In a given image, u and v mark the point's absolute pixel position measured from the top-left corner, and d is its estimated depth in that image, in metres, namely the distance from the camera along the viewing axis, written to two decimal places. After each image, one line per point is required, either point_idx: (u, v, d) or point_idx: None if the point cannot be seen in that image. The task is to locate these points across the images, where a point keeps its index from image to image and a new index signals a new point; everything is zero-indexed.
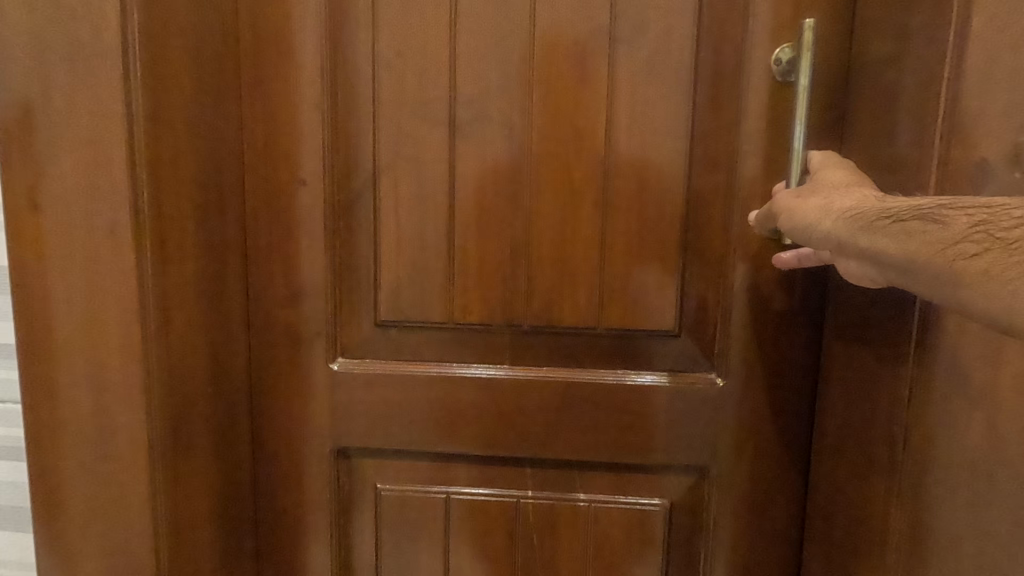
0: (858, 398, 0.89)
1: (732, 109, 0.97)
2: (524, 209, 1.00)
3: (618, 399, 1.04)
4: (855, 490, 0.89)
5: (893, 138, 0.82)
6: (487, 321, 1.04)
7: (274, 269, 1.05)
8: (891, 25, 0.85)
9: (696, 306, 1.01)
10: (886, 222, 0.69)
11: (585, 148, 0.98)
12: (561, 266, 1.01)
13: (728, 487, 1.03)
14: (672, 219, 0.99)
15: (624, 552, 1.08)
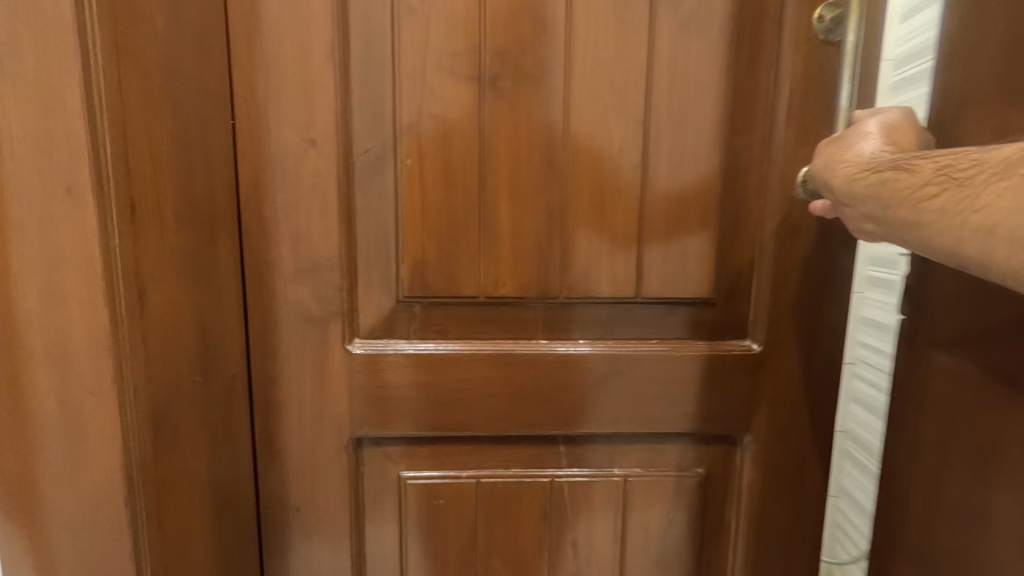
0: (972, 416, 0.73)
1: (776, 70, 0.93)
2: (557, 173, 0.94)
3: (655, 371, 1.01)
4: None
5: None
6: (521, 294, 0.98)
7: (275, 240, 0.92)
8: None
9: (732, 275, 0.99)
10: (868, 174, 0.71)
11: (621, 110, 0.93)
12: (595, 234, 0.96)
13: (760, 454, 1.04)
14: (710, 185, 0.96)
15: (658, 525, 1.07)
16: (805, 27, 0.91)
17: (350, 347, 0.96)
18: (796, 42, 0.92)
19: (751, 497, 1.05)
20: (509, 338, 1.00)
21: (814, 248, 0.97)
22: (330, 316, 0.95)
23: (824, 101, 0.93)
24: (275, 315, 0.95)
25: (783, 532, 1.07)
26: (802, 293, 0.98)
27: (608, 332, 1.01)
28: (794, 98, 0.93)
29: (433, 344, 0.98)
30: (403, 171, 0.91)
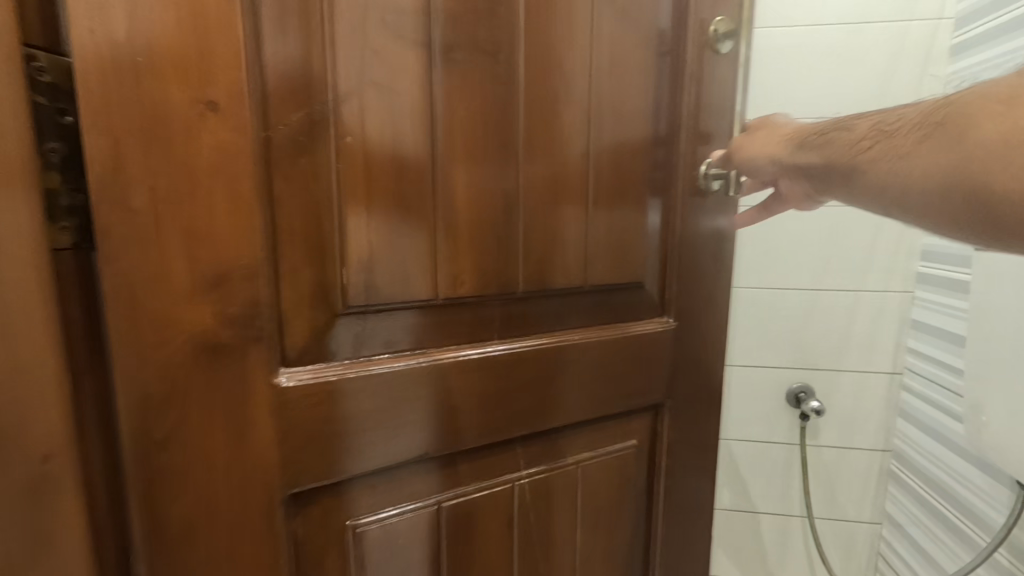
0: None
1: (699, 70, 0.94)
2: (512, 153, 0.80)
3: (598, 358, 0.95)
4: None
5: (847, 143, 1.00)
6: (483, 293, 0.82)
7: (148, 251, 0.54)
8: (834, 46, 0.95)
9: (647, 251, 0.97)
10: (820, 138, 0.82)
11: (573, 94, 0.84)
12: (549, 223, 0.86)
13: (678, 418, 1.07)
14: (643, 173, 0.94)
15: (603, 505, 1.04)
16: (706, 31, 0.93)
17: (283, 386, 0.65)
18: (701, 42, 0.93)
19: (679, 463, 1.09)
20: (469, 343, 0.83)
21: (719, 227, 1.02)
22: (242, 345, 0.61)
23: (723, 99, 0.98)
24: (160, 362, 0.56)
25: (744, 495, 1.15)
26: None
27: (558, 324, 0.92)
28: (703, 95, 0.95)
29: (383, 361, 0.74)
30: (341, 154, 0.67)
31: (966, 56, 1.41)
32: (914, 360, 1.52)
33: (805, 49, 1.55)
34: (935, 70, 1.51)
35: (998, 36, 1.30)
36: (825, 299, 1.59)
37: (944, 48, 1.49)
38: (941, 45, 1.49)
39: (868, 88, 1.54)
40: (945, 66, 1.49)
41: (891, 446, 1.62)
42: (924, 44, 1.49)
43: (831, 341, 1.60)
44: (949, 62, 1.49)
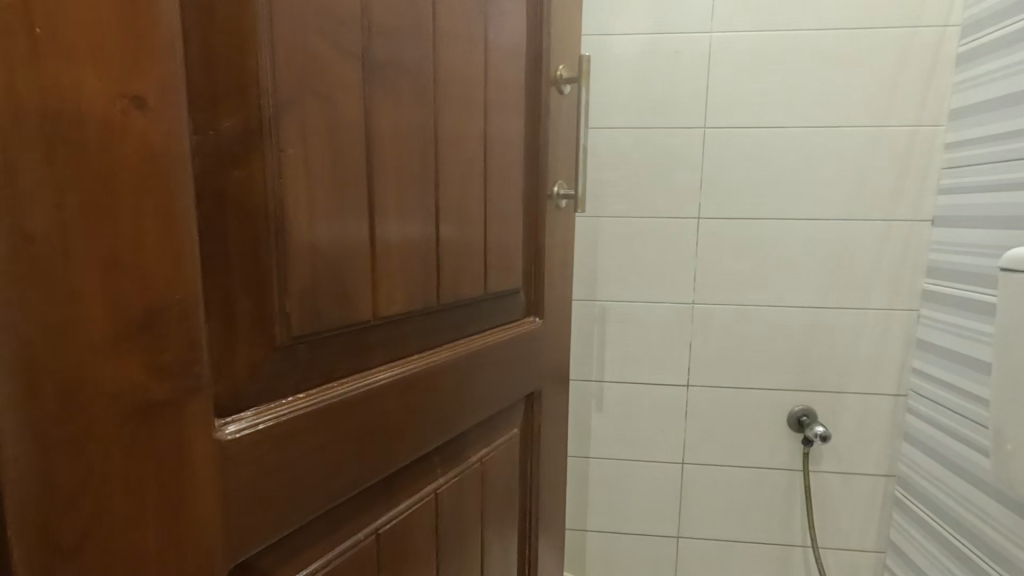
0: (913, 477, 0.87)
1: (560, 104, 0.61)
2: (430, 138, 0.43)
3: (485, 373, 0.53)
4: (845, 467, 0.93)
5: (658, 237, 0.92)
6: (412, 304, 0.43)
7: (36, 342, 0.22)
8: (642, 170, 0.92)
9: (513, 246, 0.56)
10: (532, 261, 0.61)
11: (472, 113, 0.48)
12: (433, 221, 0.44)
13: (552, 431, 0.68)
14: (518, 174, 0.56)
15: (498, 527, 0.59)
16: (550, 68, 0.59)
17: (229, 437, 0.30)
18: (535, 86, 0.57)
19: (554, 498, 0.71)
20: (407, 356, 0.44)
21: (564, 233, 0.65)
22: (191, 426, 0.28)
23: (560, 122, 0.61)
24: (91, 524, 0.24)
25: (807, 549, 0.95)
26: (846, 315, 0.90)
27: (462, 337, 0.51)
28: (551, 138, 0.60)
29: (339, 381, 0.38)
30: (286, 160, 0.32)
31: (961, 147, 0.82)
32: (910, 460, 0.89)
33: (771, 74, 0.88)
34: (927, 196, 0.86)
35: (989, 98, 0.77)
36: (836, 302, 0.90)
37: (939, 115, 0.85)
38: (945, 56, 0.84)
39: (854, 173, 0.88)
40: (939, 132, 0.85)
41: (896, 468, 0.91)
42: (911, 135, 0.86)
43: (832, 374, 0.91)
44: (946, 146, 0.85)
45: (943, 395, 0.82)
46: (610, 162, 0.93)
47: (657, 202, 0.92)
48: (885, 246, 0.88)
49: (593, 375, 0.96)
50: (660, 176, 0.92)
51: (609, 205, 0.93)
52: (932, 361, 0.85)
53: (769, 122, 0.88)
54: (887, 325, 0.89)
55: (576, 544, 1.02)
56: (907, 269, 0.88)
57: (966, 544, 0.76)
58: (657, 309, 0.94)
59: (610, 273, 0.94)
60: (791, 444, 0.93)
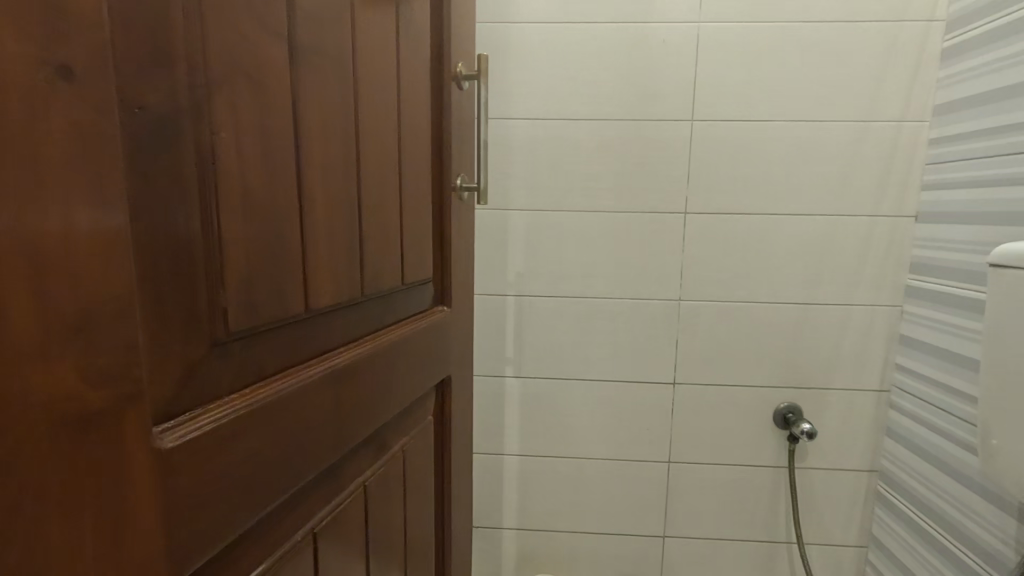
0: (896, 472, 0.88)
1: (464, 97, 0.59)
2: (352, 124, 0.39)
3: (404, 364, 0.49)
4: (827, 463, 0.92)
5: (590, 232, 0.91)
6: (339, 296, 0.39)
7: None
8: (567, 164, 0.90)
9: (422, 235, 0.52)
10: (439, 249, 0.57)
11: (388, 99, 0.44)
12: (356, 212, 0.40)
13: (462, 425, 0.66)
14: (428, 164, 0.52)
15: (416, 514, 0.55)
16: (451, 61, 0.55)
17: (170, 443, 0.25)
18: (439, 76, 0.54)
19: (461, 504, 0.67)
20: (336, 348, 0.39)
21: (467, 223, 0.62)
22: (133, 444, 0.23)
23: (462, 115, 0.58)
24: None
25: (791, 546, 0.95)
26: (831, 312, 0.89)
27: (383, 327, 0.47)
28: (456, 131, 0.57)
29: (272, 378, 0.33)
30: (220, 144, 0.28)
31: (946, 143, 0.82)
32: (893, 454, 0.89)
33: (759, 67, 0.86)
34: (910, 193, 0.86)
35: (974, 94, 0.76)
36: (822, 298, 0.89)
37: (924, 110, 0.85)
38: (930, 52, 0.83)
39: (838, 169, 0.87)
40: (923, 127, 0.85)
41: (878, 464, 0.92)
42: (896, 131, 0.85)
43: (818, 370, 0.91)
44: (929, 142, 0.85)
45: (929, 391, 0.82)
46: (594, 155, 0.90)
47: (634, 196, 0.90)
48: (870, 242, 0.88)
49: (576, 374, 0.93)
50: (646, 170, 0.89)
51: (543, 198, 0.91)
52: (917, 357, 0.85)
53: (757, 115, 0.87)
54: (872, 321, 0.89)
55: (508, 546, 0.98)
56: (891, 265, 0.88)
57: (947, 536, 0.77)
58: (643, 306, 0.91)
59: (546, 268, 0.92)
60: (777, 441, 0.92)
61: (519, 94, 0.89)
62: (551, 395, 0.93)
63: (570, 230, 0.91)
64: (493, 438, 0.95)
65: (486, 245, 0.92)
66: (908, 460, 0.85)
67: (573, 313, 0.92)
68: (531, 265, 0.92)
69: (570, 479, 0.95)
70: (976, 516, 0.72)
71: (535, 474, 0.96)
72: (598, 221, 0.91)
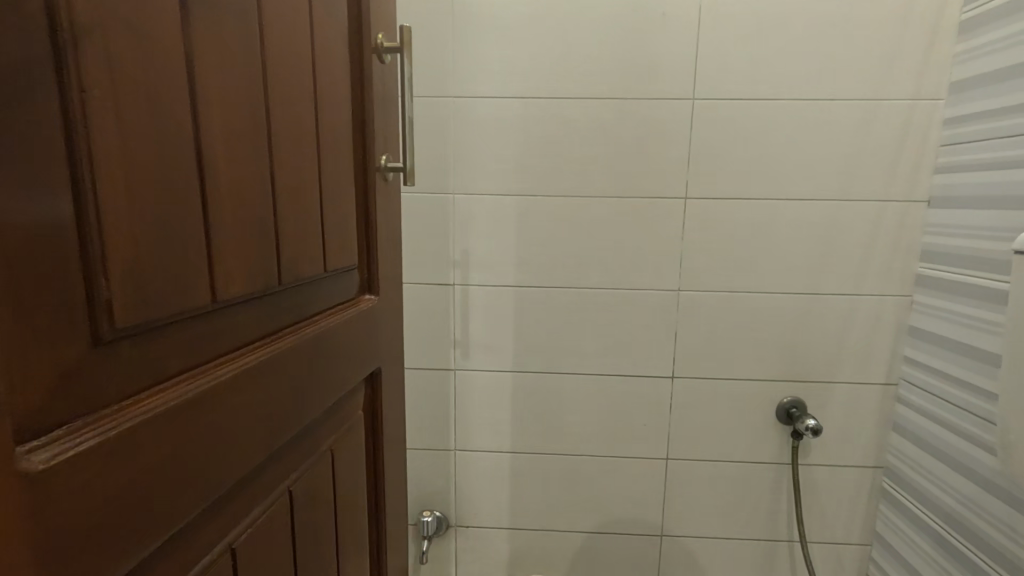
0: (903, 467, 0.85)
1: (385, 69, 0.54)
2: (259, 89, 0.34)
3: (329, 360, 0.45)
4: (830, 458, 0.89)
5: (580, 218, 0.86)
6: (250, 285, 0.34)
7: None
8: (553, 147, 0.85)
9: (344, 216, 0.47)
10: (365, 233, 0.52)
11: (302, 64, 0.39)
12: (268, 189, 0.35)
13: (397, 420, 0.62)
14: (348, 139, 0.48)
15: (350, 518, 0.52)
16: (370, 29, 0.50)
17: (42, 465, 0.20)
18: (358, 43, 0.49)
19: (398, 502, 0.64)
20: (250, 345, 0.35)
21: (392, 206, 0.58)
22: None
23: (385, 89, 0.54)
24: None
25: (793, 544, 0.92)
26: (838, 303, 0.85)
27: (304, 320, 0.42)
28: (379, 105, 0.53)
29: (173, 381, 0.28)
30: (93, 99, 0.22)
31: (962, 122, 0.77)
32: (899, 450, 0.85)
33: (764, 41, 0.80)
34: (922, 176, 0.82)
35: (994, 69, 0.71)
36: (826, 287, 0.85)
37: (939, 88, 0.80)
38: (947, 24, 0.78)
39: (846, 151, 0.82)
40: (938, 106, 0.80)
41: (884, 459, 0.88)
42: (909, 110, 0.80)
43: (823, 362, 0.87)
44: (944, 121, 0.80)
45: (940, 385, 0.78)
46: (588, 137, 0.84)
47: (629, 181, 0.85)
48: (879, 229, 0.83)
49: (570, 368, 0.88)
50: (643, 152, 0.84)
51: (532, 183, 0.86)
52: (927, 349, 0.81)
53: (762, 93, 0.82)
54: (880, 312, 0.85)
55: (491, 546, 0.95)
56: (901, 253, 0.84)
57: (955, 534, 0.74)
58: (640, 297, 0.87)
59: (534, 257, 0.87)
60: (780, 436, 0.88)
61: (507, 70, 0.83)
62: (541, 390, 0.89)
63: (554, 217, 0.86)
64: (481, 436, 0.91)
65: (472, 233, 0.87)
66: (915, 455, 0.82)
67: (566, 304, 0.87)
68: (516, 254, 0.87)
69: (563, 478, 0.91)
70: (987, 514, 0.69)
71: (527, 473, 0.91)
72: (585, 207, 0.86)
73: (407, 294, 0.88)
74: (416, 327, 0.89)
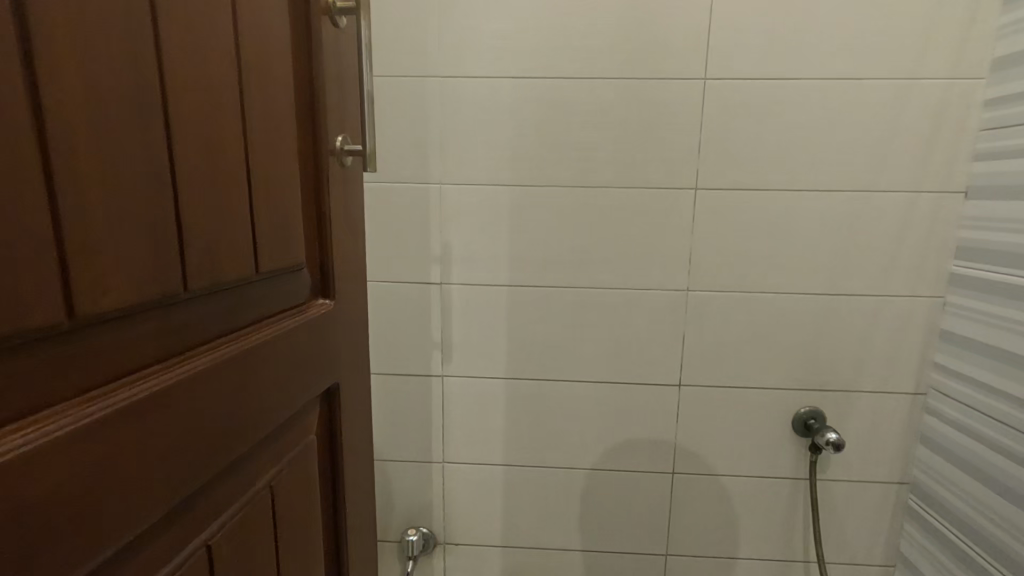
0: (933, 485, 0.77)
1: (340, 40, 0.48)
2: (147, 52, 0.27)
3: (264, 381, 0.39)
4: (851, 474, 0.82)
5: (579, 211, 0.78)
6: (138, 297, 0.27)
7: None
8: (549, 131, 0.77)
9: (284, 212, 0.41)
10: (316, 231, 0.46)
11: (216, 30, 0.33)
12: (166, 180, 0.29)
13: (363, 438, 0.56)
14: (288, 123, 0.41)
15: (299, 556, 0.46)
16: None
17: None
18: (299, 10, 0.43)
19: (365, 527, 0.58)
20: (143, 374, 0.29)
21: (353, 197, 0.51)
22: None
23: (338, 64, 0.48)
24: None
25: (810, 565, 0.85)
26: (862, 304, 0.78)
27: (230, 336, 0.36)
28: (330, 83, 0.46)
29: (7, 430, 0.22)
30: None
31: (1005, 104, 0.69)
32: (929, 466, 0.78)
33: (785, 13, 0.72)
34: (958, 165, 0.74)
35: None
36: (849, 287, 0.77)
37: (980, 65, 0.71)
38: None
39: (873, 137, 0.74)
40: (979, 86, 0.72)
41: (910, 475, 0.81)
42: (945, 91, 0.72)
43: (844, 370, 0.79)
44: (985, 103, 0.72)
45: (976, 397, 0.71)
46: (589, 121, 0.77)
47: (634, 170, 0.77)
48: (909, 223, 0.75)
49: (568, 375, 0.81)
50: (649, 138, 0.76)
51: (526, 172, 0.78)
52: (963, 356, 0.73)
53: (782, 72, 0.74)
54: (908, 314, 0.77)
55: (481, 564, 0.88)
56: (933, 250, 0.76)
57: (993, 561, 0.67)
58: (644, 298, 0.79)
59: (529, 254, 0.80)
60: (796, 449, 0.81)
61: (499, 46, 0.76)
62: (536, 398, 0.82)
63: (550, 209, 0.79)
64: (471, 448, 0.84)
65: (461, 228, 0.79)
66: (948, 473, 0.75)
67: (564, 306, 0.80)
68: (510, 249, 0.80)
69: (560, 493, 0.85)
70: None
71: (521, 488, 0.85)
72: (582, 198, 0.78)
73: (391, 294, 0.81)
74: (400, 331, 0.82)
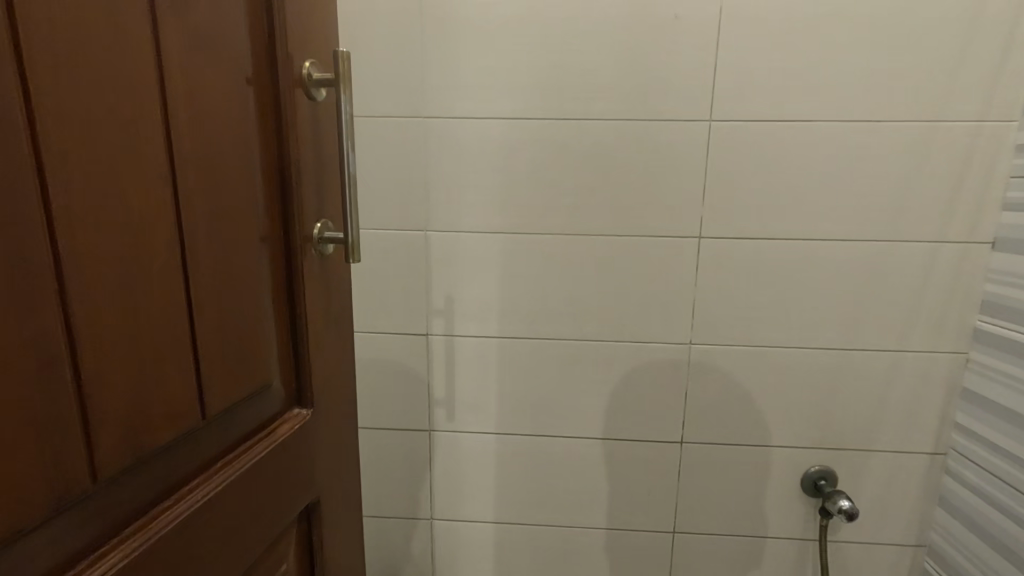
0: (951, 552, 0.73)
1: (318, 116, 0.44)
2: (33, 219, 0.23)
3: (216, 529, 0.35)
4: (863, 535, 0.77)
5: (576, 261, 0.74)
6: (28, 506, 0.24)
7: None
8: (543, 177, 0.73)
9: (245, 335, 0.38)
10: (288, 338, 0.43)
11: (149, 165, 0.29)
12: (76, 362, 0.26)
13: (350, 539, 0.53)
14: (251, 234, 0.38)
15: None
16: (291, 67, 0.40)
17: None
18: (266, 99, 0.39)
19: None
20: None
21: (335, 285, 0.47)
22: None
23: (314, 144, 0.43)
24: None
25: None
26: (877, 360, 0.73)
27: (170, 492, 0.32)
28: (305, 170, 0.42)
29: None
30: None
31: None
32: (947, 531, 0.73)
33: (798, 50, 0.67)
34: (985, 213, 0.68)
35: None
36: (864, 342, 0.72)
37: (1011, 107, 0.66)
38: None
39: (893, 184, 0.69)
40: (1010, 129, 0.66)
41: (926, 537, 0.77)
42: (973, 134, 0.67)
43: (858, 429, 0.75)
44: (1016, 148, 0.66)
45: (998, 465, 0.66)
46: (586, 166, 0.72)
47: (634, 217, 0.72)
48: (930, 275, 0.70)
49: (563, 430, 0.77)
50: (649, 183, 0.71)
51: (519, 219, 0.74)
52: (984, 419, 0.68)
53: (794, 113, 0.68)
54: (928, 371, 0.72)
55: None
56: (955, 304, 0.70)
57: None
58: (644, 352, 0.75)
59: (522, 305, 0.75)
60: (804, 510, 0.77)
61: (490, 86, 0.71)
62: (530, 454, 0.78)
63: (543, 258, 0.74)
64: (463, 505, 0.80)
65: (451, 277, 0.75)
66: (967, 542, 0.70)
67: (559, 359, 0.76)
68: (502, 300, 0.75)
69: (555, 551, 0.81)
70: None
71: (515, 545, 0.81)
72: (576, 245, 0.74)
73: (378, 345, 0.77)
74: (389, 384, 0.78)
